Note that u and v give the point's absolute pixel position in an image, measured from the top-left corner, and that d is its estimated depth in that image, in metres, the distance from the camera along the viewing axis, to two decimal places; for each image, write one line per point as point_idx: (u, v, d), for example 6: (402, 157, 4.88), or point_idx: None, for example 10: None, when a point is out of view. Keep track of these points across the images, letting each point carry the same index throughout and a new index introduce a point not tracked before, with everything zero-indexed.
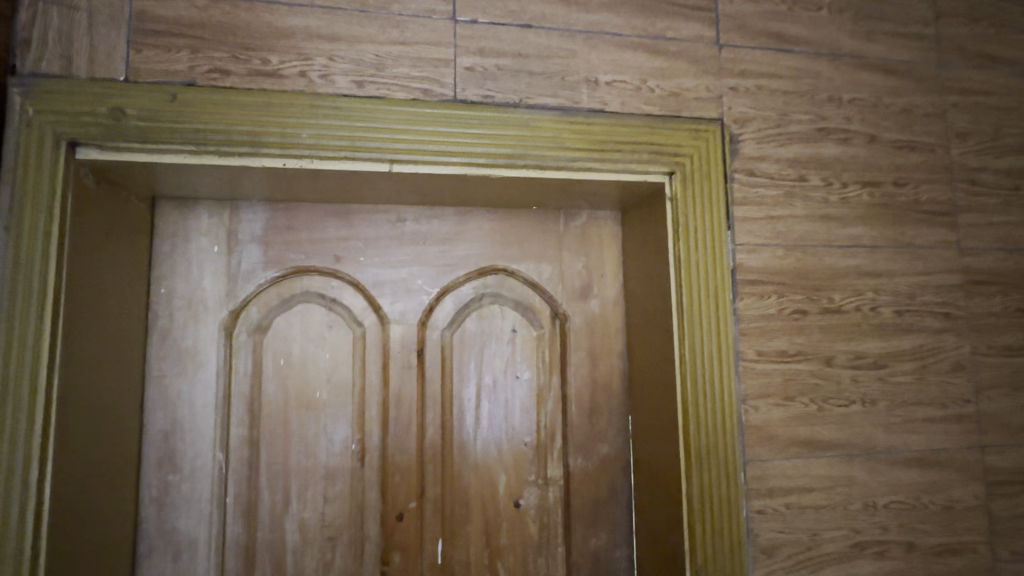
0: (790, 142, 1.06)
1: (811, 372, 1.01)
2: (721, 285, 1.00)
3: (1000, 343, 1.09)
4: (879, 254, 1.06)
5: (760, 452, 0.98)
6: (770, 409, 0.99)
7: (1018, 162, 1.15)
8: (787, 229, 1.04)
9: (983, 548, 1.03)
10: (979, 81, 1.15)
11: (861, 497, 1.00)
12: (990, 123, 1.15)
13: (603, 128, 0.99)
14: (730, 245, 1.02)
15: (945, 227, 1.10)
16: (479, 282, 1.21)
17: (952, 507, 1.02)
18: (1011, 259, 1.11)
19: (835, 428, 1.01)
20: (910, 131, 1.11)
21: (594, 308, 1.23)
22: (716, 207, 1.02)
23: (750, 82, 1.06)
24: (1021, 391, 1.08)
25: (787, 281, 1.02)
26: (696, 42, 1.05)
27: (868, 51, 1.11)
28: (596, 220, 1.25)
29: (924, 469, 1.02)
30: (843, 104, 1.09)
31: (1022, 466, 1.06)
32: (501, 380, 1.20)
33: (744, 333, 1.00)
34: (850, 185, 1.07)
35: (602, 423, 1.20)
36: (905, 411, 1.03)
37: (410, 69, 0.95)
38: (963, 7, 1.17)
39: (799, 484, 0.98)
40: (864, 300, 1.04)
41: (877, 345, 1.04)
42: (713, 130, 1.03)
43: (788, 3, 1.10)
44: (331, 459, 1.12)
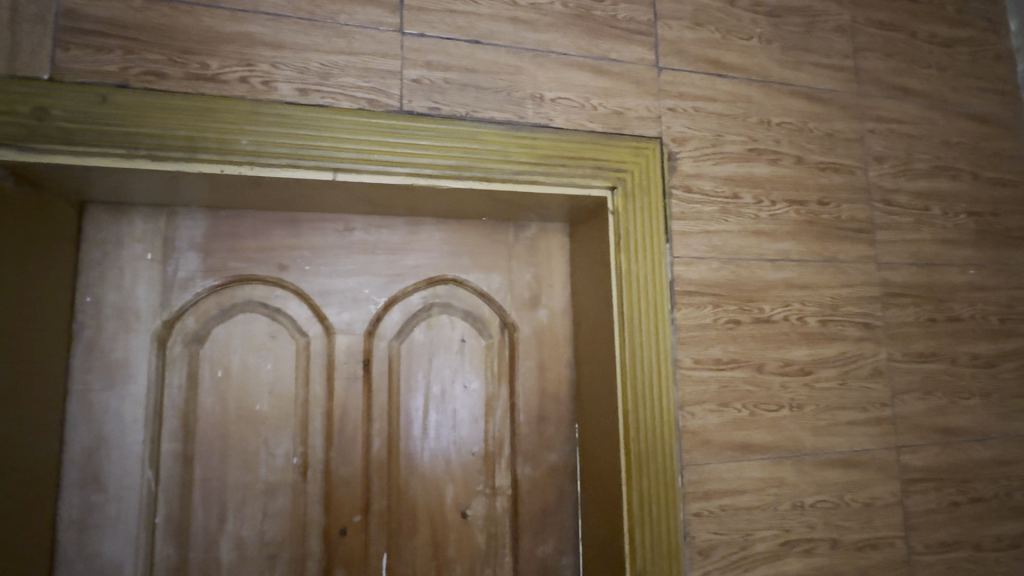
0: (725, 161, 1.12)
1: (744, 379, 1.06)
2: (660, 296, 1.04)
3: (913, 350, 1.18)
4: (805, 267, 1.14)
5: (697, 456, 1.02)
6: (706, 414, 1.04)
7: (928, 184, 1.25)
8: (722, 243, 1.09)
9: (900, 543, 1.10)
10: (893, 110, 1.26)
11: (791, 497, 1.05)
12: (903, 148, 1.25)
13: (548, 143, 1.02)
14: (668, 258, 1.06)
15: (864, 243, 1.18)
16: (429, 292, 1.22)
17: (872, 504, 1.10)
18: (921, 272, 1.21)
19: (766, 432, 1.06)
20: (832, 154, 1.20)
21: (542, 318, 1.25)
22: (655, 221, 1.06)
23: (687, 103, 1.12)
24: (931, 395, 1.17)
25: (722, 292, 1.08)
26: (637, 64, 1.10)
27: (795, 79, 1.20)
28: (546, 232, 1.28)
29: (847, 469, 1.09)
30: (772, 127, 1.16)
31: (933, 464, 1.15)
32: (450, 390, 1.20)
33: (682, 342, 1.04)
34: (779, 203, 1.14)
35: (549, 431, 1.22)
36: (829, 415, 1.10)
37: (357, 79, 0.96)
38: (878, 43, 1.28)
39: (732, 487, 1.03)
40: (792, 311, 1.11)
41: (804, 353, 1.10)
42: (653, 148, 1.08)
43: (722, 31, 1.17)
44: (272, 473, 1.09)
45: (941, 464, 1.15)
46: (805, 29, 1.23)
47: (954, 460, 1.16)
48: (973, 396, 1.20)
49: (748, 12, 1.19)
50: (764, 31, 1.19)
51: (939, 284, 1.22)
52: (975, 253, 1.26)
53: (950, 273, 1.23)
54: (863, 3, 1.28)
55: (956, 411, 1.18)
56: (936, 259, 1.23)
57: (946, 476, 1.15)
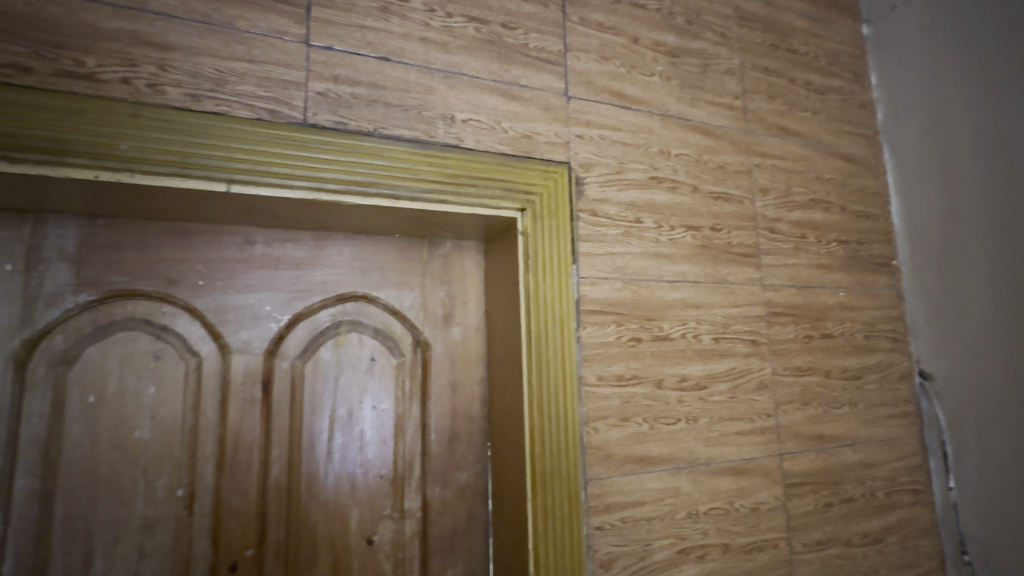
0: (628, 187, 1.19)
1: (645, 394, 1.12)
2: (566, 315, 1.08)
3: (793, 364, 1.29)
4: (700, 288, 1.22)
5: (600, 471, 1.06)
6: (609, 429, 1.08)
7: (805, 215, 1.40)
8: (624, 264, 1.15)
9: (783, 544, 1.19)
10: (775, 147, 1.40)
11: (686, 506, 1.11)
12: (784, 182, 1.39)
13: (458, 163, 1.04)
14: (574, 278, 1.10)
15: (751, 266, 1.30)
16: (337, 309, 1.17)
17: (759, 509, 1.18)
18: (799, 294, 1.34)
19: (664, 444, 1.11)
20: (724, 185, 1.30)
21: (456, 336, 1.25)
22: (563, 243, 1.10)
23: (594, 131, 1.18)
24: (809, 405, 1.29)
25: (624, 311, 1.13)
26: (546, 92, 1.15)
27: (692, 114, 1.30)
28: (460, 250, 1.28)
29: (736, 477, 1.17)
30: (671, 157, 1.25)
31: (810, 468, 1.26)
32: (357, 411, 1.16)
33: (586, 360, 1.08)
34: (677, 228, 1.22)
35: (460, 451, 1.21)
36: (720, 426, 1.18)
37: (256, 88, 0.92)
38: (763, 86, 1.42)
39: (632, 499, 1.07)
40: (688, 329, 1.19)
41: (698, 368, 1.18)
42: (561, 172, 1.12)
43: (626, 66, 1.25)
44: (150, 508, 0.99)
45: (817, 469, 1.27)
46: (700, 69, 1.34)
47: (827, 464, 1.29)
48: (843, 405, 1.34)
49: (649, 50, 1.28)
50: (664, 69, 1.29)
51: (814, 304, 1.36)
52: (844, 277, 1.42)
53: (823, 295, 1.37)
54: (751, 50, 1.43)
55: (829, 419, 1.31)
56: (812, 282, 1.37)
57: (821, 479, 1.27)
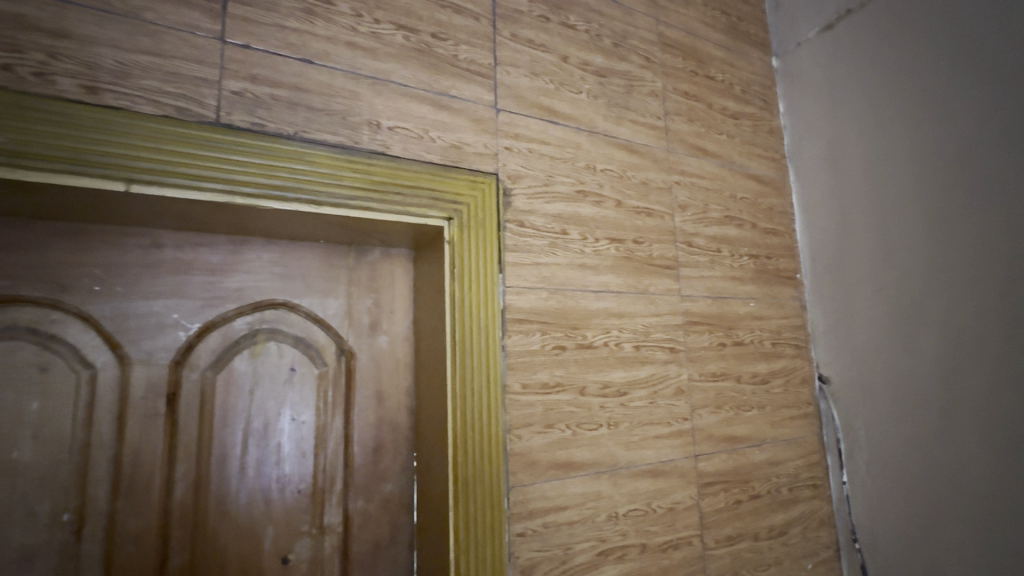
0: (555, 200, 1.23)
1: (568, 401, 1.15)
2: (492, 324, 1.09)
3: (708, 370, 1.38)
4: (623, 298, 1.28)
5: (522, 477, 1.07)
6: (533, 436, 1.10)
7: (720, 230, 1.50)
8: (550, 274, 1.19)
9: (697, 541, 1.26)
10: (694, 166, 1.49)
11: (607, 509, 1.15)
12: (701, 199, 1.48)
13: (383, 170, 1.03)
14: (500, 287, 1.12)
15: (671, 277, 1.37)
16: (254, 316, 1.12)
17: (675, 508, 1.24)
18: (714, 304, 1.43)
19: (586, 450, 1.15)
20: (646, 200, 1.37)
21: (382, 344, 1.23)
22: (489, 252, 1.12)
23: (522, 144, 1.21)
24: (722, 408, 1.38)
25: (549, 320, 1.16)
26: (476, 103, 1.16)
27: (617, 132, 1.36)
28: (389, 258, 1.27)
29: (655, 479, 1.23)
30: (597, 172, 1.30)
31: (722, 467, 1.35)
32: (275, 423, 1.11)
33: (511, 368, 1.10)
34: (601, 240, 1.28)
35: (385, 462, 1.19)
36: (640, 430, 1.23)
37: (163, 83, 0.87)
38: (683, 109, 1.51)
39: (555, 504, 1.09)
40: (611, 337, 1.24)
41: (620, 375, 1.23)
42: (489, 182, 1.14)
43: (555, 83, 1.29)
44: (29, 537, 0.90)
45: (728, 468, 1.35)
46: (625, 90, 1.41)
47: (738, 464, 1.37)
48: (752, 408, 1.44)
49: (578, 69, 1.33)
50: (591, 87, 1.35)
51: (728, 314, 1.45)
52: (754, 288, 1.53)
53: (735, 305, 1.47)
54: (672, 74, 1.52)
55: (740, 421, 1.40)
56: (726, 293, 1.46)
57: (732, 478, 1.36)
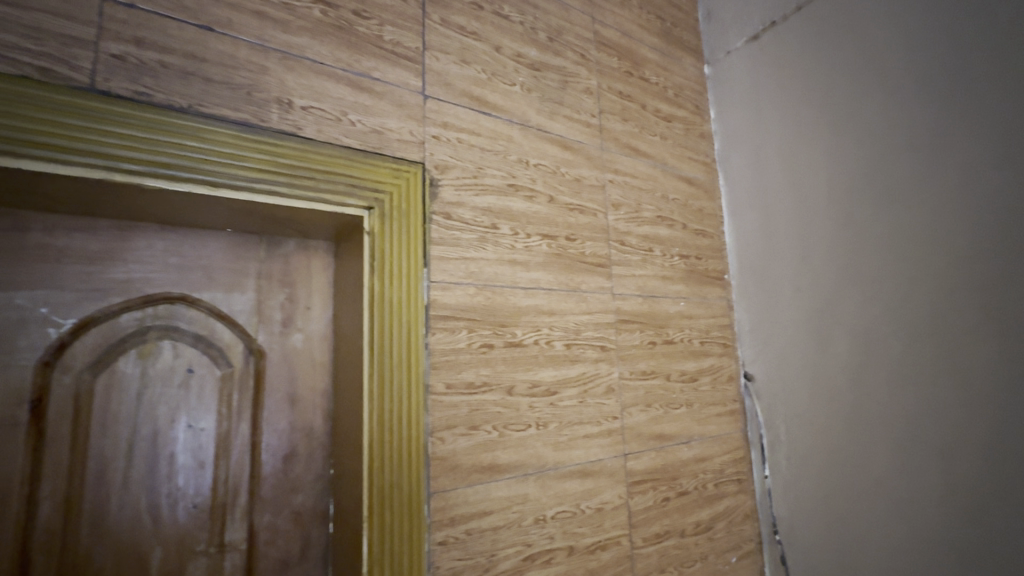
0: (485, 193, 1.19)
1: (495, 401, 1.11)
2: (414, 321, 1.03)
3: (638, 368, 1.38)
4: (554, 296, 1.25)
5: (444, 483, 1.02)
6: (456, 439, 1.05)
7: (652, 230, 1.51)
8: (478, 270, 1.14)
9: (625, 540, 1.25)
10: (628, 166, 1.50)
11: (533, 512, 1.12)
12: (634, 198, 1.49)
13: (293, 152, 0.94)
14: (424, 282, 1.06)
15: (603, 275, 1.36)
16: (145, 312, 1.00)
17: (603, 508, 1.23)
18: (646, 302, 1.44)
19: (513, 451, 1.11)
20: (580, 197, 1.36)
21: (296, 343, 1.14)
22: (413, 245, 1.06)
23: (451, 134, 1.16)
24: (651, 406, 1.39)
25: (476, 317, 1.12)
26: (401, 88, 1.10)
27: (551, 127, 1.34)
28: (307, 251, 1.18)
29: (583, 479, 1.21)
30: (529, 167, 1.28)
31: (651, 465, 1.35)
32: (168, 431, 0.99)
33: (435, 367, 1.05)
34: (533, 236, 1.25)
35: (297, 470, 1.10)
36: (570, 430, 1.21)
37: (23, 39, 0.76)
38: (618, 108, 1.52)
39: (478, 509, 1.05)
40: (541, 335, 1.21)
41: (550, 374, 1.20)
42: (414, 172, 1.08)
43: (487, 73, 1.25)
44: None
45: (657, 466, 1.36)
46: (560, 85, 1.39)
47: (666, 461, 1.39)
48: (681, 406, 1.46)
49: (511, 60, 1.30)
50: (525, 80, 1.32)
51: (658, 313, 1.47)
52: (684, 288, 1.56)
53: (666, 304, 1.49)
54: (608, 73, 1.52)
55: (668, 419, 1.42)
56: (657, 292, 1.48)
57: (660, 476, 1.36)
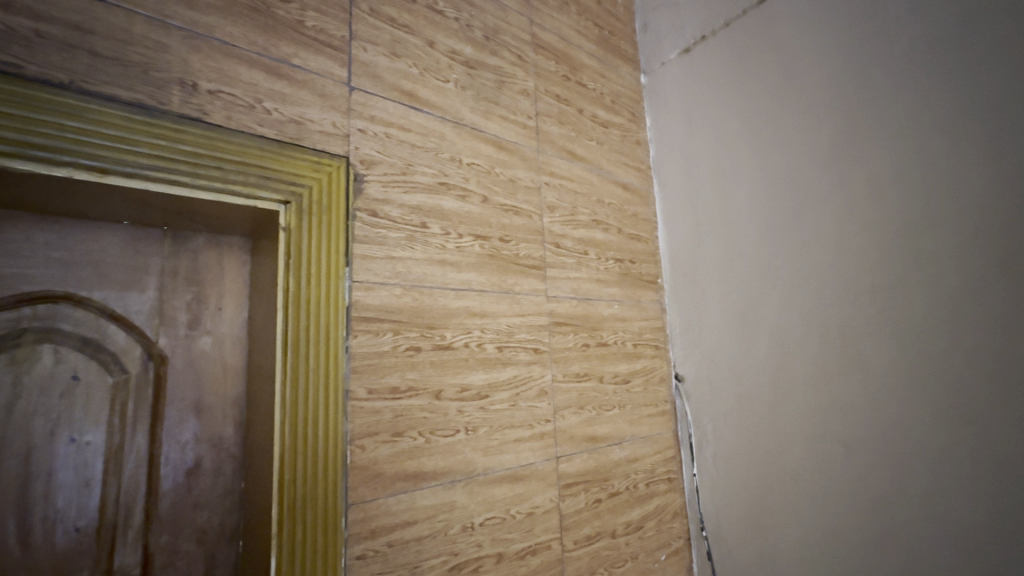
0: (414, 191, 1.15)
1: (421, 406, 1.07)
2: (334, 322, 0.97)
3: (572, 371, 1.38)
4: (486, 297, 1.23)
5: (365, 493, 0.97)
6: (378, 446, 1.00)
7: (587, 233, 1.53)
8: (406, 270, 1.10)
9: (555, 544, 1.24)
10: (564, 169, 1.51)
11: (461, 520, 1.09)
12: (570, 202, 1.50)
13: (198, 139, 0.87)
14: (347, 282, 1.01)
15: (537, 278, 1.36)
16: (20, 312, 0.89)
17: (534, 512, 1.22)
18: (580, 305, 1.45)
19: (440, 458, 1.08)
20: (514, 198, 1.35)
21: (204, 347, 1.05)
22: (334, 242, 1.00)
23: (379, 128, 1.12)
24: (584, 408, 1.39)
25: (403, 319, 1.08)
26: (324, 77, 1.05)
27: (486, 127, 1.32)
28: (218, 247, 1.09)
29: (514, 483, 1.19)
30: (462, 166, 1.25)
31: (583, 467, 1.35)
32: (44, 447, 0.88)
33: (356, 371, 0.99)
34: (465, 237, 1.22)
35: (202, 485, 1.01)
36: (500, 434, 1.19)
37: None
38: (554, 111, 1.52)
39: (402, 519, 1.00)
40: (471, 337, 1.18)
41: (480, 377, 1.18)
42: (337, 166, 1.03)
43: (419, 68, 1.21)
44: None
45: (588, 468, 1.37)
46: (495, 84, 1.38)
47: (598, 463, 1.39)
48: (613, 407, 1.48)
49: (445, 57, 1.27)
50: (459, 78, 1.29)
51: (592, 315, 1.48)
52: (618, 291, 1.58)
53: (600, 306, 1.51)
54: (545, 76, 1.52)
55: (601, 421, 1.43)
56: (591, 294, 1.49)
57: (592, 478, 1.37)
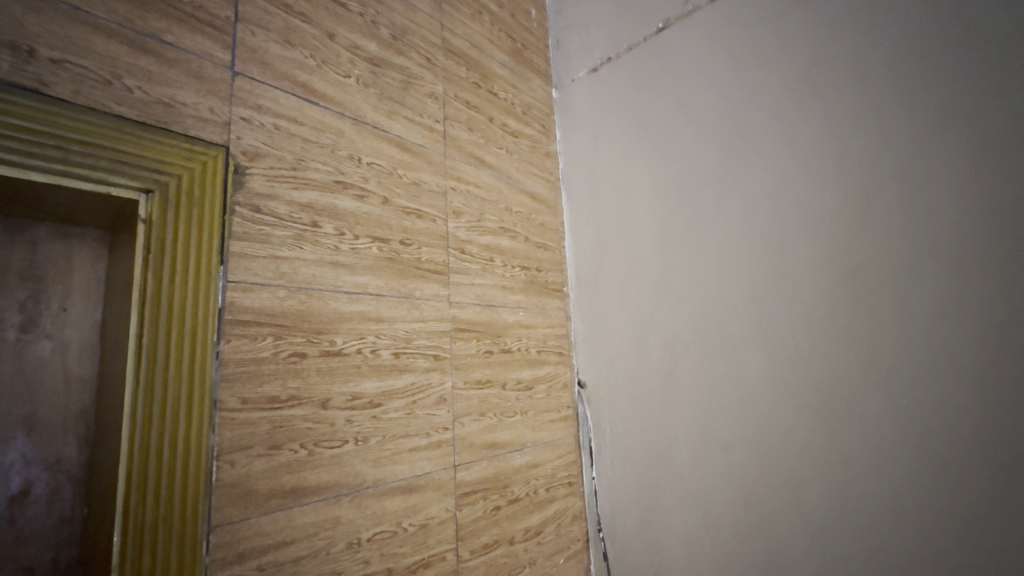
0: (305, 187, 1.08)
1: (305, 416, 1.00)
2: (202, 325, 0.89)
3: (473, 377, 1.37)
4: (383, 302, 1.19)
5: (232, 513, 0.88)
6: (252, 461, 0.92)
7: (493, 240, 1.53)
8: (292, 271, 1.03)
9: (450, 555, 1.22)
10: (471, 175, 1.50)
11: (346, 536, 1.03)
12: (477, 208, 1.50)
13: (36, 113, 0.76)
14: (220, 282, 0.93)
15: (439, 283, 1.33)
16: None
17: (428, 524, 1.18)
18: (484, 311, 1.45)
19: (324, 471, 1.01)
20: (417, 201, 1.32)
21: (41, 353, 0.91)
22: (207, 238, 0.92)
23: (266, 119, 1.04)
24: (485, 415, 1.38)
25: (286, 324, 1.01)
26: (202, 58, 0.96)
27: (389, 127, 1.29)
28: (67, 239, 0.96)
29: (407, 495, 1.15)
30: (362, 165, 1.20)
31: (482, 475, 1.34)
32: None
33: (227, 379, 0.91)
34: (361, 238, 1.17)
35: (31, 514, 0.87)
36: (394, 444, 1.14)
37: None
38: (463, 117, 1.52)
39: (277, 540, 0.93)
40: (365, 343, 1.13)
41: (374, 385, 1.13)
42: (214, 156, 0.94)
43: (316, 59, 1.15)
44: None
45: (488, 475, 1.36)
46: (402, 85, 1.35)
47: (498, 470, 1.39)
48: (515, 413, 1.49)
49: (346, 51, 1.22)
50: (361, 74, 1.25)
51: (496, 322, 1.48)
52: (523, 298, 1.61)
53: (504, 313, 1.52)
54: (455, 81, 1.52)
55: (502, 428, 1.43)
56: (495, 301, 1.50)
57: (491, 485, 1.36)
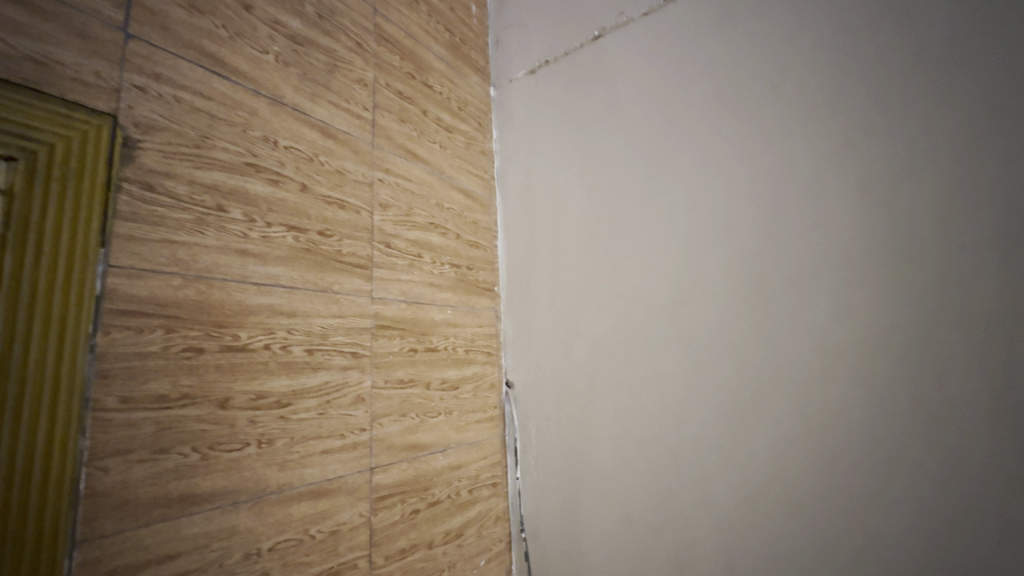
0: (210, 168, 1.00)
1: (199, 417, 0.92)
2: (74, 315, 0.78)
3: (394, 376, 1.32)
4: (296, 295, 1.12)
5: (105, 526, 0.79)
6: (131, 467, 0.82)
7: (422, 236, 1.49)
8: (190, 258, 0.94)
9: (362, 562, 1.16)
10: (401, 167, 1.45)
11: (243, 546, 0.95)
12: (405, 201, 1.45)
13: None
14: (99, 267, 0.82)
15: (362, 277, 1.28)
16: None
17: (339, 530, 1.12)
18: (409, 308, 1.40)
19: (220, 476, 0.93)
20: (340, 191, 1.25)
21: None
22: (84, 217, 0.82)
23: (165, 89, 0.95)
24: (406, 416, 1.34)
25: (181, 316, 0.92)
26: (87, 15, 0.85)
27: (312, 110, 1.22)
28: None
29: (317, 500, 1.09)
30: (277, 148, 1.12)
31: (401, 478, 1.30)
32: None
33: (104, 376, 0.81)
34: (274, 226, 1.09)
35: None
36: (303, 446, 1.07)
37: None
38: (394, 107, 1.47)
39: (159, 553, 0.84)
40: (274, 339, 1.06)
41: (282, 384, 1.06)
42: (97, 126, 0.84)
43: (229, 30, 1.07)
44: None
45: (407, 477, 1.31)
46: (327, 67, 1.28)
47: (418, 472, 1.35)
48: (439, 413, 1.45)
49: (265, 25, 1.14)
50: (282, 51, 1.17)
51: (422, 319, 1.44)
52: (452, 296, 1.58)
53: (431, 311, 1.48)
54: (387, 70, 1.47)
55: (424, 428, 1.39)
56: (422, 298, 1.45)
57: (411, 487, 1.32)
